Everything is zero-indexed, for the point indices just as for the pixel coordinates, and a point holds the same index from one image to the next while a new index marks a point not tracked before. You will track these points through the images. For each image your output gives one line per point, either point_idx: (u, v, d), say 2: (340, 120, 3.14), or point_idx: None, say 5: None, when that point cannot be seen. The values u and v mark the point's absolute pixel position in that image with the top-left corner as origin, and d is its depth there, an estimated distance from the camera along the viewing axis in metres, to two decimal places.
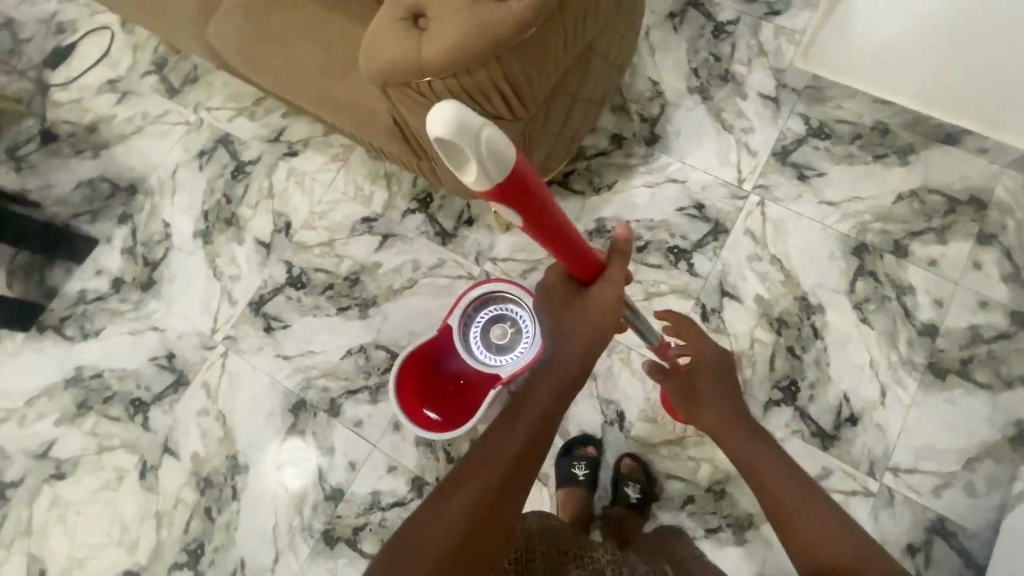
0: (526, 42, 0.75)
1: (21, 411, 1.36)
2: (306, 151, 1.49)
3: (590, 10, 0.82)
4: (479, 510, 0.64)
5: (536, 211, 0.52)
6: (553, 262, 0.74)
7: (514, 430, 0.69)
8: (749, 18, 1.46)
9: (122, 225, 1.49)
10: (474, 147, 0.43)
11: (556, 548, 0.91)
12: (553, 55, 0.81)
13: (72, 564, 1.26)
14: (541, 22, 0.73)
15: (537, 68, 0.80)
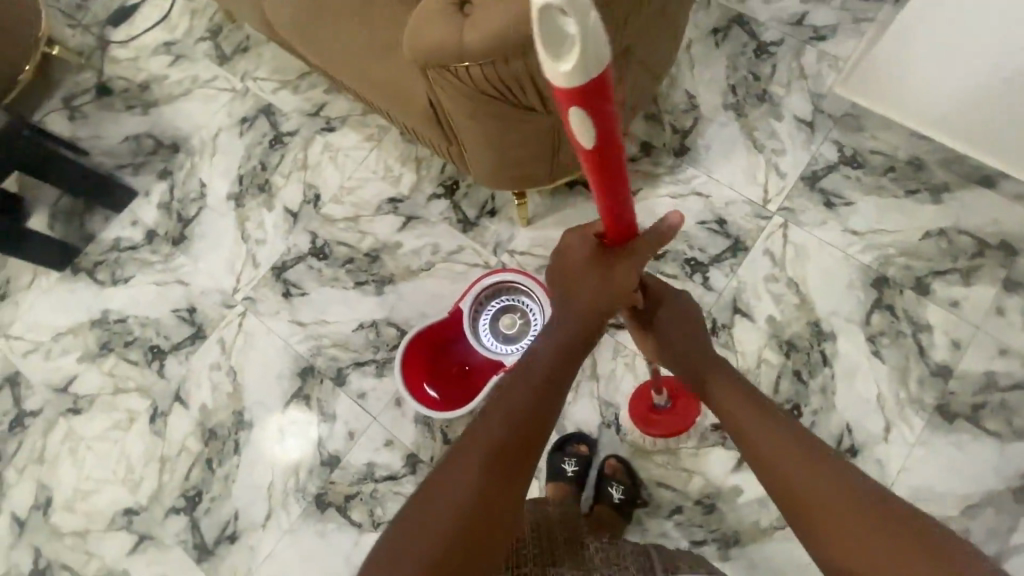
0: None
1: (47, 345, 1.43)
2: (342, 128, 1.54)
3: (631, 11, 0.83)
4: (484, 480, 0.62)
5: (608, 127, 0.49)
6: (578, 229, 0.77)
7: (518, 400, 0.68)
8: (793, 41, 1.46)
9: (162, 181, 1.56)
10: (583, 26, 0.40)
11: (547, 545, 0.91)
12: None
13: (76, 496, 1.31)
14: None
15: None
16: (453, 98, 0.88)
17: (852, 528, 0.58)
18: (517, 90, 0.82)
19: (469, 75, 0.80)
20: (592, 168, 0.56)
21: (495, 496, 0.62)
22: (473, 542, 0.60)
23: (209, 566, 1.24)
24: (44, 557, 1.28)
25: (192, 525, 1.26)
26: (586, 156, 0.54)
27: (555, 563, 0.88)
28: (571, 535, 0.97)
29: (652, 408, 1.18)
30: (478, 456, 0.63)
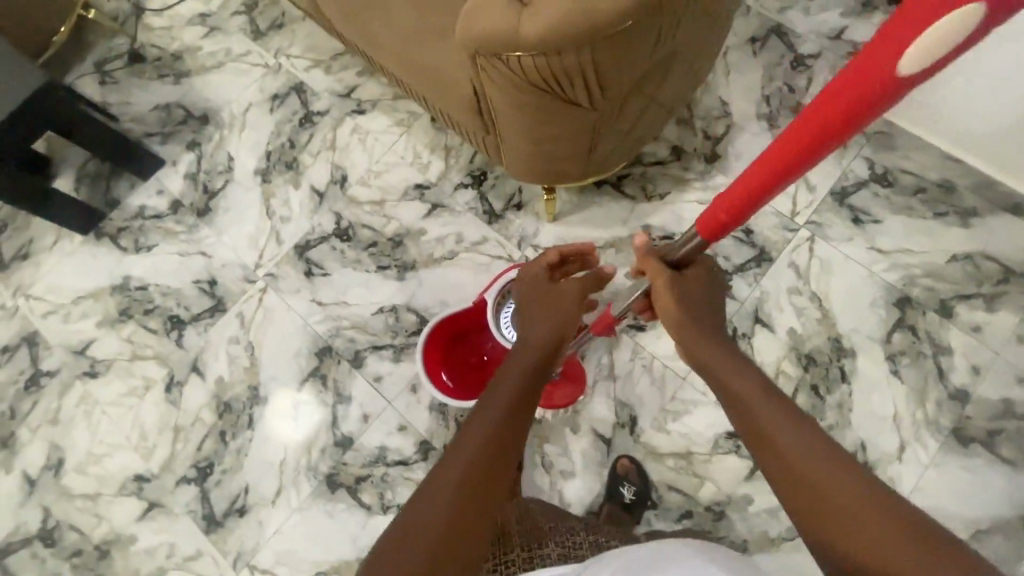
0: (622, 35, 0.76)
1: (67, 307, 1.44)
2: (373, 111, 1.54)
3: (686, 13, 0.83)
4: (473, 479, 0.66)
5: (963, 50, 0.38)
6: (525, 274, 1.04)
7: (498, 404, 0.76)
8: (830, 55, 1.45)
9: (190, 151, 1.56)
10: None
11: (534, 537, 0.95)
12: (641, 51, 0.83)
13: (88, 459, 1.32)
14: (641, 20, 0.75)
15: (624, 60, 0.82)
16: (500, 88, 0.88)
17: (858, 525, 0.57)
18: (566, 83, 0.82)
19: (520, 65, 0.80)
20: (865, 95, 0.43)
21: (482, 496, 0.66)
22: (470, 533, 0.63)
23: (216, 537, 1.24)
24: (53, 517, 1.29)
25: (202, 496, 1.27)
26: (877, 77, 0.42)
27: (541, 549, 0.93)
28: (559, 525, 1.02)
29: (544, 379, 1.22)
30: (464, 458, 0.68)
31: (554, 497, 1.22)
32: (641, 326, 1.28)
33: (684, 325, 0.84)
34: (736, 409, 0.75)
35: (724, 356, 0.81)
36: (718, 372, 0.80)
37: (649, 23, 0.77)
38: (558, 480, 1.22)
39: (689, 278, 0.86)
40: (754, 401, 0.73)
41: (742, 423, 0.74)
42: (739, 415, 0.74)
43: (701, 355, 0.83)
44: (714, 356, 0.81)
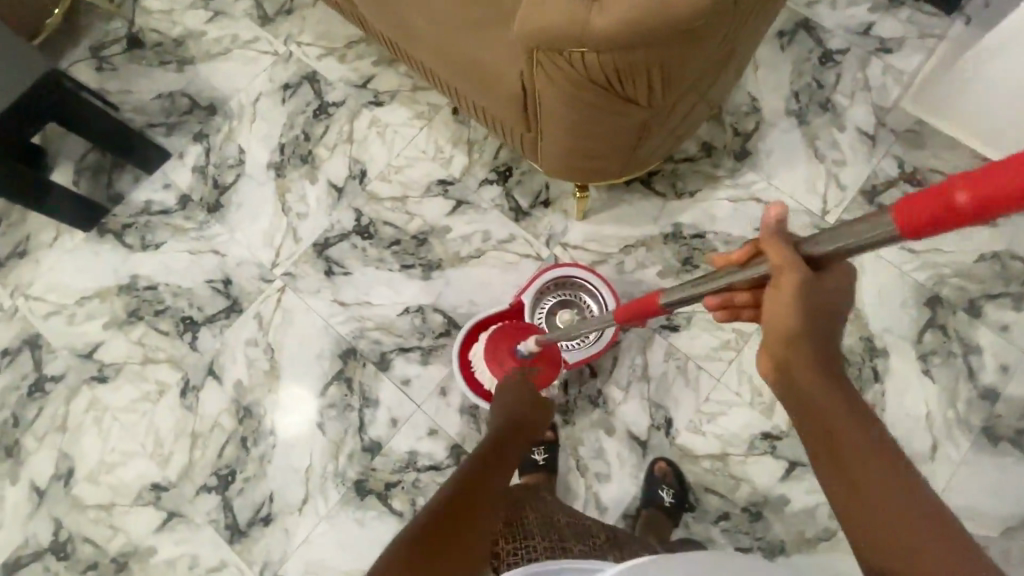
0: (694, 35, 0.73)
1: (71, 308, 1.36)
2: (391, 103, 1.47)
3: (755, 12, 0.79)
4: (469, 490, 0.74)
5: None
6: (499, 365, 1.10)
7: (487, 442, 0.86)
8: (859, 51, 1.43)
9: (197, 143, 1.48)
10: None
11: (556, 532, 0.86)
12: (707, 50, 0.79)
13: (101, 467, 1.26)
14: (714, 21, 0.72)
15: (690, 59, 0.78)
16: (555, 87, 0.85)
17: (907, 544, 0.50)
18: (628, 80, 0.79)
19: (583, 61, 0.76)
20: None
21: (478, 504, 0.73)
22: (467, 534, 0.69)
23: (241, 547, 1.21)
24: (65, 530, 1.23)
25: (225, 505, 1.23)
26: None
27: (564, 542, 0.84)
28: (576, 522, 0.93)
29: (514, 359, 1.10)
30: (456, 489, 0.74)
31: (590, 500, 1.20)
32: (674, 326, 1.27)
33: (792, 337, 0.58)
34: (807, 419, 0.59)
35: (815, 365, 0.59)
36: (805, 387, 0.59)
37: (721, 23, 0.74)
38: (593, 483, 1.21)
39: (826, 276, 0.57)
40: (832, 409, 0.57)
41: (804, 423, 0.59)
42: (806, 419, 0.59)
43: (788, 363, 0.60)
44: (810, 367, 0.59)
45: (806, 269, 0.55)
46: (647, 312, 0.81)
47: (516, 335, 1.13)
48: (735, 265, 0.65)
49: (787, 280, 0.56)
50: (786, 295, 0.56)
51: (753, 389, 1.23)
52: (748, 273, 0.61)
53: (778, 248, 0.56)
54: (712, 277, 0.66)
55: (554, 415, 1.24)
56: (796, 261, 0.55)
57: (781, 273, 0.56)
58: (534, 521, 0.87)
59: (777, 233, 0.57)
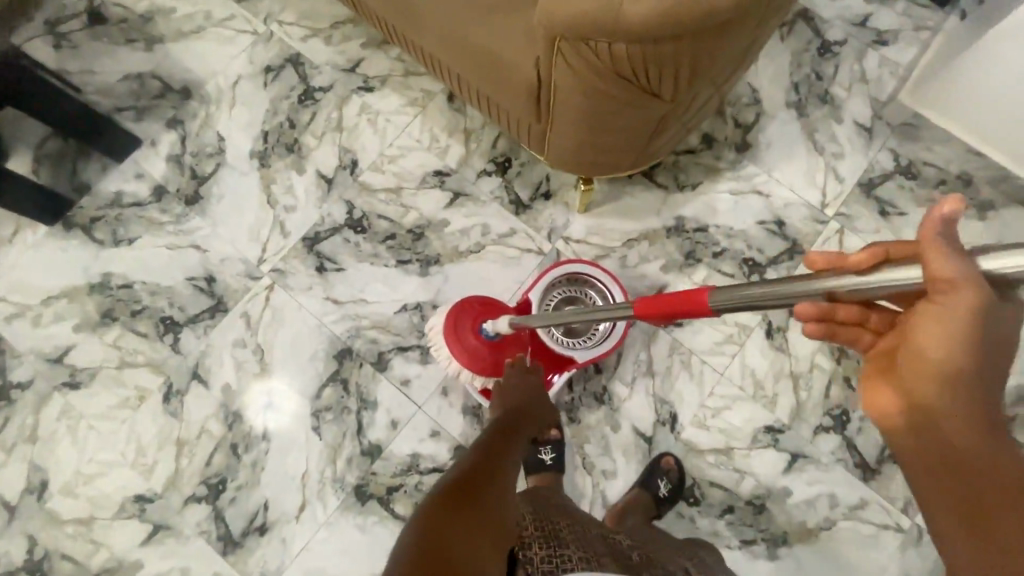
0: (726, 27, 0.71)
1: (36, 309, 1.26)
2: (382, 89, 1.39)
3: (780, 9, 0.78)
4: (467, 484, 0.82)
5: None
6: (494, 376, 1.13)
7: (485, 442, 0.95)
8: (857, 42, 1.43)
9: (171, 130, 1.37)
10: None
11: (590, 545, 0.82)
12: (732, 46, 0.77)
13: (77, 479, 1.18)
14: (745, 14, 0.70)
15: (715, 54, 0.76)
16: (576, 78, 0.81)
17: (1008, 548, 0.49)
18: (654, 73, 0.76)
19: (610, 52, 0.73)
20: None
21: (475, 497, 0.79)
22: (466, 516, 0.74)
23: (235, 558, 1.15)
24: (40, 547, 1.15)
25: (216, 515, 1.17)
26: None
27: (600, 558, 0.79)
28: (606, 534, 0.90)
29: (477, 338, 1.12)
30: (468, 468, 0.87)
31: (597, 498, 1.20)
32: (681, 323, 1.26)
33: (945, 368, 0.51)
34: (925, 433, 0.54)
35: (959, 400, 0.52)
36: (943, 423, 0.53)
37: (752, 15, 0.72)
38: (600, 480, 1.20)
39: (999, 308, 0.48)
40: (967, 448, 0.52)
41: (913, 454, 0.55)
42: (918, 452, 0.55)
43: (926, 399, 0.53)
44: (957, 404, 0.52)
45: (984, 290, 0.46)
46: (685, 311, 0.67)
47: (480, 312, 1.15)
48: (851, 270, 0.53)
49: (957, 298, 0.47)
50: (957, 317, 0.48)
51: (756, 382, 1.23)
52: (879, 281, 0.50)
53: (944, 261, 0.46)
54: (815, 281, 0.54)
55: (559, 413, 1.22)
56: (977, 281, 0.46)
57: (952, 290, 0.47)
58: (567, 531, 0.84)
59: (943, 240, 0.47)
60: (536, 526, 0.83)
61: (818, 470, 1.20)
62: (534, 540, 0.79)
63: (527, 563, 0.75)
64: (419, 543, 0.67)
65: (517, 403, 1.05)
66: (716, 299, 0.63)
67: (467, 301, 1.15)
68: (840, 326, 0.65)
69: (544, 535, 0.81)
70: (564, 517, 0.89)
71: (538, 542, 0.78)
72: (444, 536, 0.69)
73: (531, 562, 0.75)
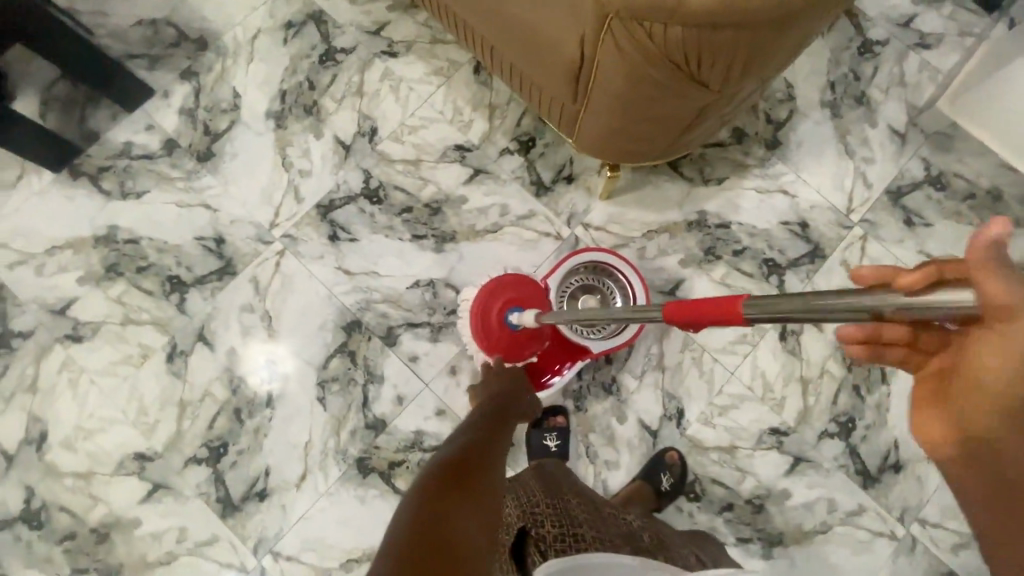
0: (773, 26, 0.72)
1: (39, 258, 1.23)
2: (407, 55, 1.34)
3: (832, 7, 0.78)
4: (455, 468, 0.78)
5: None
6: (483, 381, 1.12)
7: (467, 433, 0.91)
8: (898, 43, 1.38)
9: (185, 82, 1.32)
10: None
11: (603, 531, 0.81)
12: (782, 41, 0.77)
13: (77, 433, 1.17)
14: (791, 19, 0.72)
15: (764, 47, 0.76)
16: (623, 66, 0.78)
17: None
18: (706, 60, 0.75)
19: (665, 38, 0.71)
20: None
21: (465, 481, 0.75)
22: (461, 499, 0.70)
23: (234, 522, 1.15)
24: (38, 498, 1.15)
25: (216, 478, 1.17)
26: None
27: (612, 541, 0.78)
28: (617, 514, 0.91)
29: (502, 326, 1.11)
30: (458, 453, 0.83)
31: (599, 487, 1.20)
32: None
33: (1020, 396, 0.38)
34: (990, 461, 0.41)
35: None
36: (1011, 470, 0.40)
37: (801, 16, 0.73)
38: (602, 470, 1.20)
39: None
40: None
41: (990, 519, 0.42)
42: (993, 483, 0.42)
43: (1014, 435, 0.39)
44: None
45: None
46: (716, 316, 0.62)
47: (512, 293, 1.13)
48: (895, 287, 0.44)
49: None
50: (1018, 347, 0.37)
51: (765, 384, 1.23)
52: (873, 302, 0.44)
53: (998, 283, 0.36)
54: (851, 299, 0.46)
55: (566, 401, 1.22)
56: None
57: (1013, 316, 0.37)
58: (580, 512, 0.84)
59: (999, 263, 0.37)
60: (550, 505, 0.84)
61: (818, 474, 1.20)
62: (546, 518, 0.80)
63: (540, 539, 0.76)
64: (419, 523, 0.63)
65: (500, 396, 1.03)
66: (749, 308, 0.58)
67: (503, 281, 1.12)
68: (887, 348, 0.47)
69: (557, 519, 0.80)
70: (576, 499, 0.89)
71: (550, 522, 0.79)
72: (444, 516, 0.65)
73: (543, 540, 0.76)
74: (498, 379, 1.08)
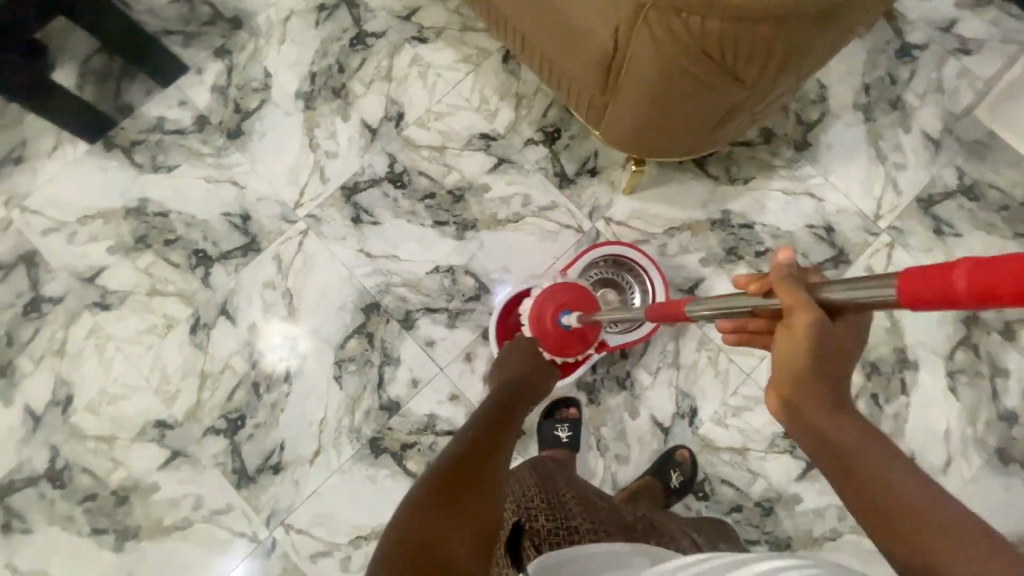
0: (812, 19, 0.71)
1: (72, 226, 1.26)
2: (437, 41, 1.35)
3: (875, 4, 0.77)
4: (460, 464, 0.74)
5: None
6: (504, 359, 1.07)
7: (479, 419, 0.87)
8: (938, 48, 1.35)
9: (218, 60, 1.34)
10: None
11: (597, 523, 0.80)
12: (820, 38, 0.76)
13: (102, 398, 1.21)
14: (830, 13, 0.71)
15: (802, 42, 0.75)
16: (657, 61, 0.78)
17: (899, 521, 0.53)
18: (742, 54, 0.74)
19: (701, 30, 0.71)
20: None
21: (472, 478, 0.72)
22: (460, 504, 0.68)
23: (248, 493, 1.18)
24: (62, 458, 1.18)
25: (233, 449, 1.19)
26: None
27: (607, 532, 0.78)
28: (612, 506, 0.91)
29: (555, 326, 1.08)
30: (467, 444, 0.79)
31: (607, 480, 1.20)
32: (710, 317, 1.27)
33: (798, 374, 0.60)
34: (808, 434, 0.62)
35: (843, 423, 0.60)
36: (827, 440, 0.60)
37: (841, 13, 0.72)
38: (612, 464, 1.21)
39: (840, 324, 0.58)
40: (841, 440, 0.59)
41: (860, 498, 0.56)
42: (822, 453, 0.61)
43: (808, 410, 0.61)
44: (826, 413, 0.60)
45: (818, 315, 0.56)
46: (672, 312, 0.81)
47: (568, 295, 1.10)
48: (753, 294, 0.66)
49: (799, 322, 0.57)
50: (800, 335, 0.57)
51: None
52: (747, 304, 0.64)
53: (784, 293, 0.58)
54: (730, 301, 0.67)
55: (579, 393, 1.22)
56: (808, 302, 0.56)
57: (792, 314, 0.58)
58: (574, 504, 0.84)
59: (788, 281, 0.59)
60: (544, 499, 0.84)
61: None
62: (540, 512, 0.80)
63: (534, 534, 0.76)
64: (410, 529, 0.63)
65: (516, 387, 0.97)
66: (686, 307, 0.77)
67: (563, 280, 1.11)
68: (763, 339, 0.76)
69: (550, 513, 0.80)
70: (571, 492, 0.88)
71: (544, 515, 0.80)
72: (436, 526, 0.64)
73: (537, 534, 0.76)
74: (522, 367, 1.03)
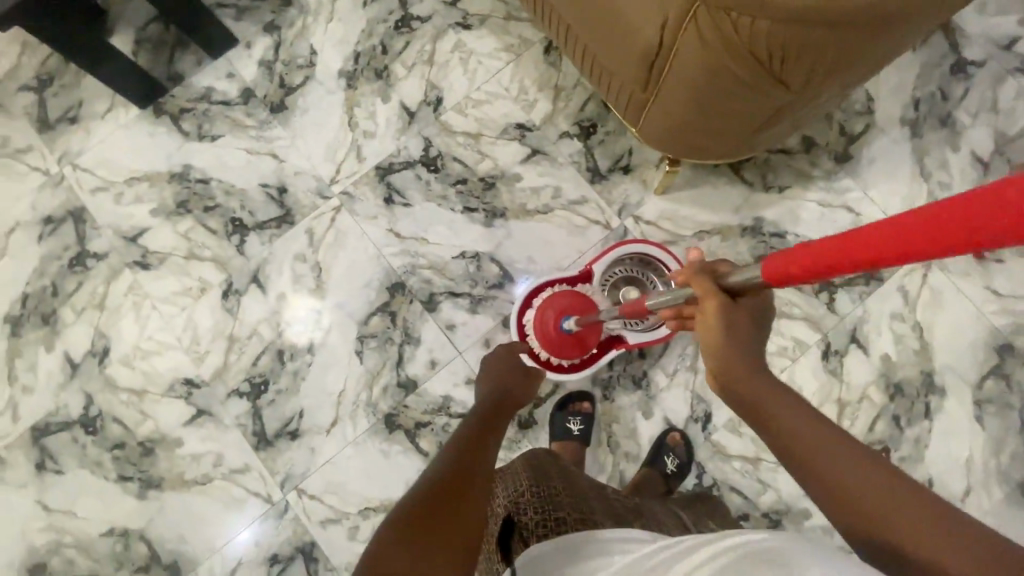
0: (862, 28, 0.71)
1: (119, 187, 1.31)
2: (480, 28, 1.35)
3: (929, 17, 0.76)
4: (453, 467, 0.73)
5: None
6: (491, 359, 1.10)
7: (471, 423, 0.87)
8: (996, 66, 1.30)
9: (267, 34, 1.38)
10: None
11: (582, 515, 0.79)
12: (868, 48, 0.76)
13: (135, 353, 1.26)
14: (880, 23, 0.70)
15: (850, 51, 0.75)
16: (700, 62, 0.78)
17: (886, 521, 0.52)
18: (787, 59, 0.74)
19: (747, 32, 0.71)
20: None
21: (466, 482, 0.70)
22: (455, 505, 0.66)
23: (265, 455, 1.22)
24: (95, 406, 1.24)
25: (254, 413, 1.24)
26: None
27: (592, 519, 0.78)
28: (604, 498, 0.90)
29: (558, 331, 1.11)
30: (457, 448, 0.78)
31: (614, 477, 1.20)
32: None
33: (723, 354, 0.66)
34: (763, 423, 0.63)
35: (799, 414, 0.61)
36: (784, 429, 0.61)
37: (893, 23, 0.72)
38: (621, 461, 1.21)
39: (743, 308, 0.67)
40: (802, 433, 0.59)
41: (846, 502, 0.55)
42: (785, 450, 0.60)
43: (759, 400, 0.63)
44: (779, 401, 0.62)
45: (722, 298, 0.66)
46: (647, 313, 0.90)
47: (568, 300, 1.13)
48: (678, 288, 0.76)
49: (708, 305, 0.66)
50: (710, 321, 0.66)
51: None
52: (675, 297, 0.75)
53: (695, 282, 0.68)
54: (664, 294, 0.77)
55: (595, 389, 1.23)
56: (714, 290, 0.66)
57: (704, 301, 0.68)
58: (564, 496, 0.83)
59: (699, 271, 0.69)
60: (534, 491, 0.84)
61: None
62: (529, 505, 0.80)
63: (523, 527, 0.77)
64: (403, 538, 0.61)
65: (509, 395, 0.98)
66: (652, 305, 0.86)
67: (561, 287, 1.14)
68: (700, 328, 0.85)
69: (536, 506, 0.80)
70: (559, 482, 0.88)
71: (533, 508, 0.80)
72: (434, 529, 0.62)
73: (525, 527, 0.77)
74: (513, 378, 1.03)
